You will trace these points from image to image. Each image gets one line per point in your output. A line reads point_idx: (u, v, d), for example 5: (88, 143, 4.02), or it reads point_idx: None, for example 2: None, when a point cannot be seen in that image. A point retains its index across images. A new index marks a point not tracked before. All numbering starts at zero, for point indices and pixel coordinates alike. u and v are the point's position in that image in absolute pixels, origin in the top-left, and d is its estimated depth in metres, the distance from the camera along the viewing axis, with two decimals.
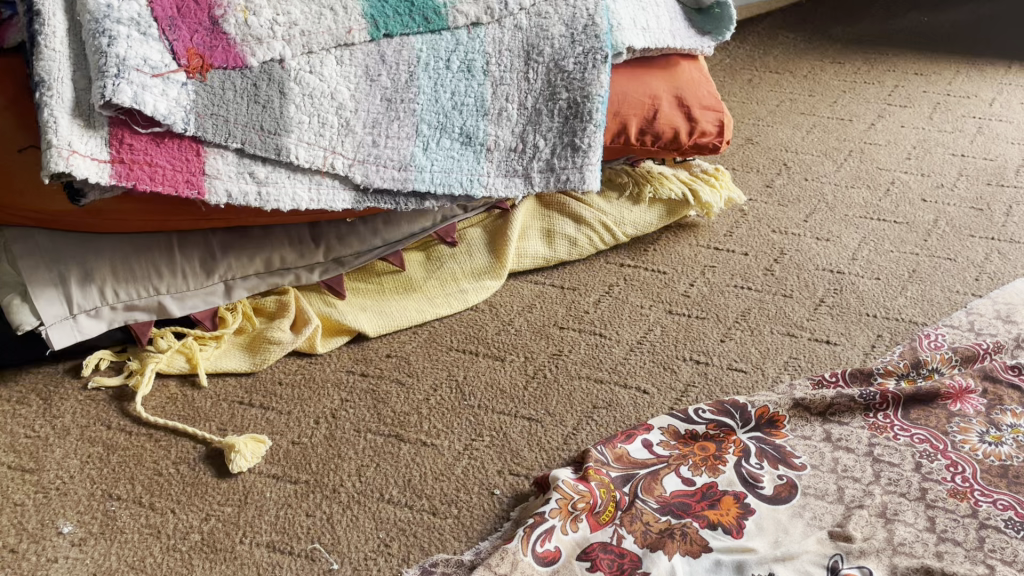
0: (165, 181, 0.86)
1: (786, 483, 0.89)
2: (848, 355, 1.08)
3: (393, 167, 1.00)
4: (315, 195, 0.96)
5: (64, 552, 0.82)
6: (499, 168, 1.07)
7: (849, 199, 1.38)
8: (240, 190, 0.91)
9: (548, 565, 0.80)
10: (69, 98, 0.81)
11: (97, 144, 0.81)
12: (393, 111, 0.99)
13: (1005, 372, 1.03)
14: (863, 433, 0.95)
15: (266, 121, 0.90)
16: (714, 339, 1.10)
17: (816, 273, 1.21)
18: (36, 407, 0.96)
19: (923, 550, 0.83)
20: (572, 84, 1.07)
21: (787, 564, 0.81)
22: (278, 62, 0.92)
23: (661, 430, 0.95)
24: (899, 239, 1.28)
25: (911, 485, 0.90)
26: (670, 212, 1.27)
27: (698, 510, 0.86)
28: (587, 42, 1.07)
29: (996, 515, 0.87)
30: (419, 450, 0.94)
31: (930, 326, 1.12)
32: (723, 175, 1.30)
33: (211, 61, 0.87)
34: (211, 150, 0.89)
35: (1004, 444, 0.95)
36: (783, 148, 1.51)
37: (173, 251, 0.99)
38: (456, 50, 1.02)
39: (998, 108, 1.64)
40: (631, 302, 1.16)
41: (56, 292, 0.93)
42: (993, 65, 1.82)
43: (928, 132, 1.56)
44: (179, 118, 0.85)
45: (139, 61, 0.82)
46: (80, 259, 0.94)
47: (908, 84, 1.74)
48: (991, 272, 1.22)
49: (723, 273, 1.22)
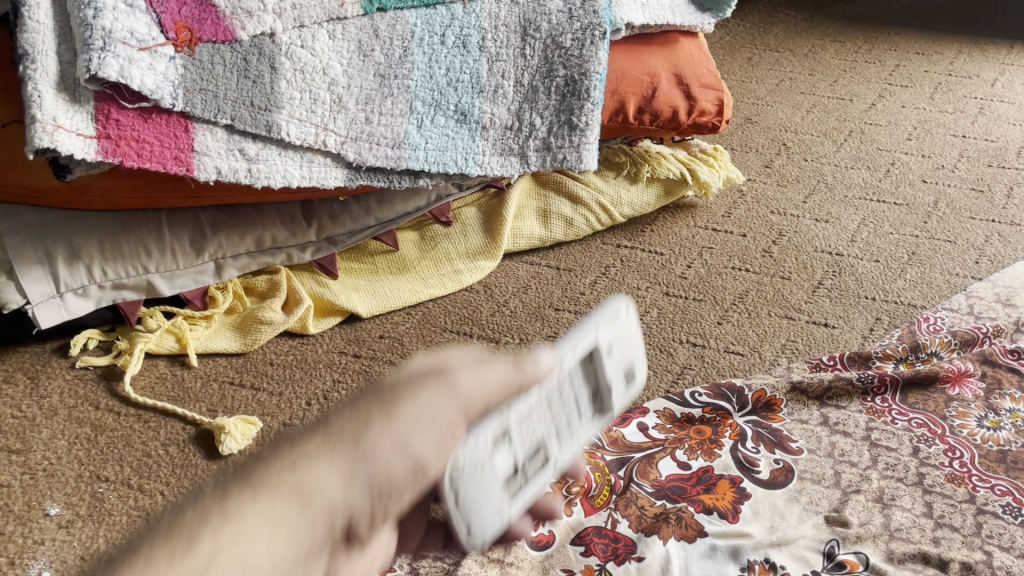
0: (153, 158, 0.84)
1: (782, 467, 0.89)
2: (847, 338, 1.06)
3: (386, 144, 0.97)
4: (307, 173, 0.94)
5: (52, 534, 0.80)
6: (494, 147, 1.05)
7: (848, 179, 1.36)
8: (229, 167, 0.89)
9: (541, 549, 0.79)
10: (54, 72, 0.78)
11: (82, 119, 0.79)
12: (386, 88, 0.97)
13: (1005, 356, 1.02)
14: (860, 418, 0.94)
15: (256, 96, 0.88)
16: (711, 321, 1.09)
17: (814, 254, 1.20)
18: (23, 386, 0.95)
19: (920, 535, 0.82)
20: (570, 60, 1.05)
21: (782, 549, 0.80)
22: (269, 35, 0.89)
23: (657, 413, 0.94)
24: (899, 221, 1.27)
25: (908, 470, 0.89)
26: (668, 192, 1.26)
27: (694, 495, 0.85)
28: (586, 17, 1.05)
29: (994, 501, 0.86)
30: None
31: (930, 309, 1.10)
32: (722, 155, 1.28)
33: (200, 35, 0.85)
34: (200, 126, 0.86)
35: (1003, 429, 0.94)
36: (783, 128, 1.49)
37: (162, 229, 0.97)
38: (451, 25, 1.00)
39: (1000, 88, 1.62)
40: (628, 283, 1.14)
41: (42, 270, 0.91)
42: (995, 44, 1.79)
43: (929, 112, 1.54)
44: (168, 92, 0.82)
45: (125, 34, 0.79)
46: (67, 237, 0.92)
47: (910, 64, 1.71)
48: (991, 254, 1.20)
49: (720, 255, 1.20)
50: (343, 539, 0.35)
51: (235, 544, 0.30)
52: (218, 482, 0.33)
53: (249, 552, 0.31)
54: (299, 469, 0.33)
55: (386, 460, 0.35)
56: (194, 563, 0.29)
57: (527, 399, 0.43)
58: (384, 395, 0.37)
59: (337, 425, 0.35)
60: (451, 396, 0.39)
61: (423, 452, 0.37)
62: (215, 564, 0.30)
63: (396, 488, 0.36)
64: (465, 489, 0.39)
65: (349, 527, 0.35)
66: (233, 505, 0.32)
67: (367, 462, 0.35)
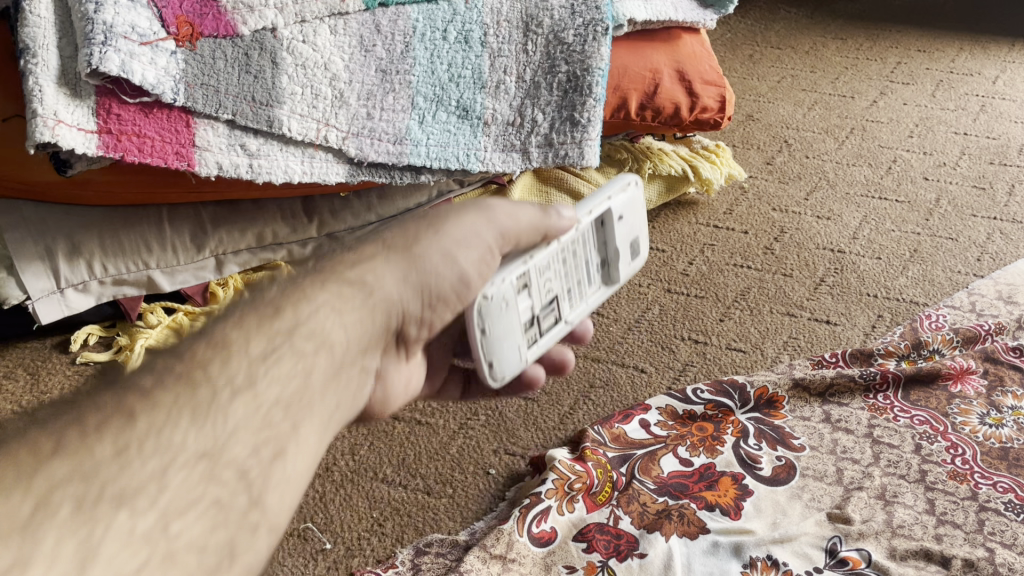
0: (154, 153, 0.84)
1: (784, 463, 0.89)
2: (848, 335, 1.06)
3: (388, 140, 0.97)
4: (308, 169, 0.94)
5: None
6: (496, 143, 1.04)
7: (850, 177, 1.36)
8: (231, 162, 0.88)
9: (543, 546, 0.79)
10: (55, 66, 0.78)
11: (83, 114, 0.79)
12: (388, 83, 0.97)
13: (1006, 353, 1.02)
14: (863, 415, 0.94)
15: (257, 92, 0.88)
16: (712, 318, 1.08)
17: (816, 251, 1.20)
18: (24, 382, 0.94)
19: (923, 532, 0.82)
20: (572, 56, 1.05)
21: (784, 545, 0.80)
22: (270, 31, 0.89)
23: (659, 410, 0.94)
24: (901, 218, 1.27)
25: (910, 467, 0.89)
26: (669, 189, 1.26)
27: (696, 491, 0.85)
28: (587, 13, 1.05)
29: (996, 498, 0.85)
30: (414, 429, 0.92)
31: (931, 306, 1.10)
32: (724, 151, 1.28)
33: (201, 30, 0.85)
34: (201, 121, 0.86)
35: (1005, 426, 0.94)
36: (784, 125, 1.49)
37: (163, 225, 0.97)
38: (453, 20, 1.00)
39: (1001, 86, 1.62)
40: (629, 280, 1.14)
41: (42, 266, 0.92)
42: (996, 42, 1.79)
43: (930, 110, 1.54)
44: (169, 87, 0.82)
45: (126, 28, 0.79)
46: (68, 232, 0.92)
47: (911, 61, 1.71)
48: (993, 252, 1.20)
49: (722, 252, 1.20)
50: (396, 325, 0.46)
51: (318, 319, 0.38)
52: (307, 264, 0.41)
53: (329, 321, 0.39)
54: (373, 265, 0.43)
55: (436, 269, 0.46)
56: (287, 324, 0.36)
57: (545, 248, 0.54)
58: (434, 217, 0.48)
59: (398, 236, 0.46)
60: (488, 227, 0.50)
61: (465, 267, 0.48)
62: (304, 325, 0.37)
63: (438, 287, 0.47)
64: (489, 323, 0.51)
65: (403, 321, 0.46)
66: (313, 290, 0.39)
67: (421, 267, 0.46)
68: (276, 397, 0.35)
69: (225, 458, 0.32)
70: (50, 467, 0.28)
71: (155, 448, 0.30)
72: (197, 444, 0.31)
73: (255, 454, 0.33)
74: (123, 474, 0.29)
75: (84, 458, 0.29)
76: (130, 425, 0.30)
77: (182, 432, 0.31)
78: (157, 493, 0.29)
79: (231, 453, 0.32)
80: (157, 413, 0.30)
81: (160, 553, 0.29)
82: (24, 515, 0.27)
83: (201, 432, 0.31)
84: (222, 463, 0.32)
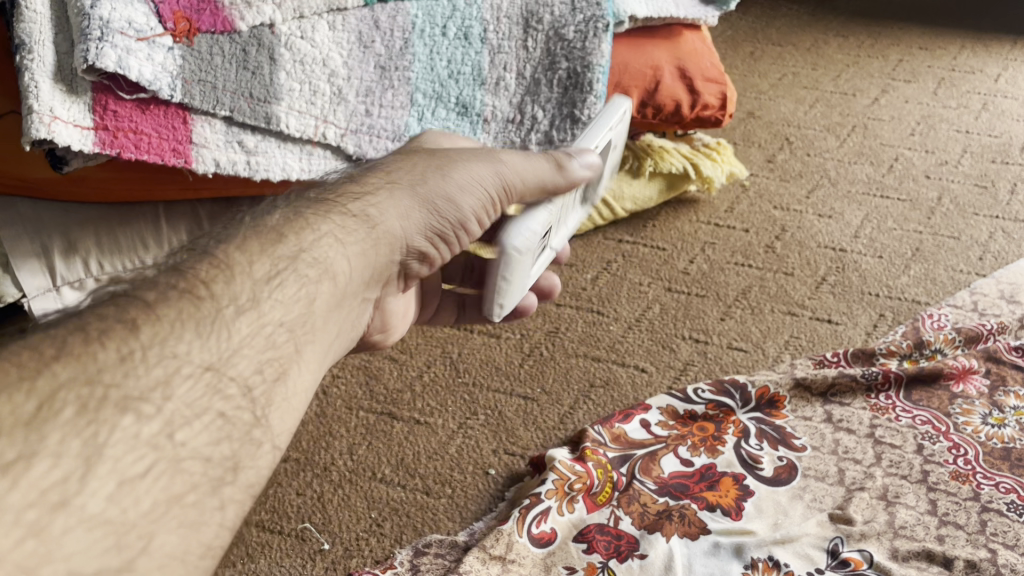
0: (151, 149, 0.83)
1: (786, 464, 0.88)
2: (850, 335, 1.06)
3: (386, 137, 0.96)
4: (306, 166, 0.93)
5: None
6: (496, 140, 1.03)
7: (852, 175, 1.35)
8: (228, 159, 0.87)
9: (543, 546, 0.79)
10: (50, 62, 0.77)
11: (80, 110, 0.78)
12: (387, 79, 0.96)
13: (1009, 353, 1.01)
14: (864, 415, 0.94)
15: (255, 88, 0.87)
16: (713, 317, 1.08)
17: (818, 250, 1.19)
18: None
19: (924, 533, 0.81)
20: (572, 53, 1.03)
21: (785, 546, 0.79)
22: (268, 26, 0.88)
23: (659, 410, 0.93)
24: (902, 216, 1.26)
25: (912, 467, 0.88)
26: (670, 187, 1.25)
27: (696, 492, 0.84)
28: (587, 9, 1.04)
29: (999, 499, 0.85)
30: (413, 428, 0.92)
31: (933, 305, 1.09)
32: (724, 150, 1.27)
33: (199, 25, 0.84)
34: (198, 118, 0.85)
35: (1007, 427, 0.93)
36: (786, 122, 1.48)
37: (160, 222, 0.96)
38: (453, 17, 0.99)
39: (1004, 84, 1.61)
40: (630, 279, 1.14)
41: (38, 263, 0.90)
42: (998, 40, 1.78)
43: (932, 108, 1.53)
44: (166, 83, 0.81)
45: (123, 23, 0.78)
46: (64, 230, 0.91)
47: (912, 58, 1.70)
48: (995, 251, 1.19)
49: (723, 250, 1.19)
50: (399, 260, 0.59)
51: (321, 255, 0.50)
52: (312, 199, 0.54)
53: (329, 252, 0.50)
54: (377, 201, 0.57)
55: (443, 200, 0.60)
56: (292, 252, 0.48)
57: (559, 206, 0.67)
58: (443, 163, 0.62)
59: (406, 176, 0.60)
60: (493, 171, 0.63)
61: (466, 212, 0.62)
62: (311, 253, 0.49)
63: (437, 226, 0.60)
64: (517, 274, 0.62)
65: (409, 259, 0.60)
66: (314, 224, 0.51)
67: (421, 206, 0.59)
68: (277, 321, 0.45)
69: (230, 372, 0.41)
70: (61, 377, 0.36)
71: (158, 359, 0.39)
72: (201, 358, 0.40)
73: (257, 371, 0.43)
74: (127, 382, 0.37)
75: (88, 363, 0.37)
76: (135, 336, 0.39)
77: (185, 344, 0.40)
78: (160, 402, 0.38)
79: (233, 370, 0.42)
80: (161, 328, 0.40)
81: (164, 455, 0.37)
82: (30, 414, 0.35)
83: (204, 347, 0.41)
84: (221, 377, 0.41)
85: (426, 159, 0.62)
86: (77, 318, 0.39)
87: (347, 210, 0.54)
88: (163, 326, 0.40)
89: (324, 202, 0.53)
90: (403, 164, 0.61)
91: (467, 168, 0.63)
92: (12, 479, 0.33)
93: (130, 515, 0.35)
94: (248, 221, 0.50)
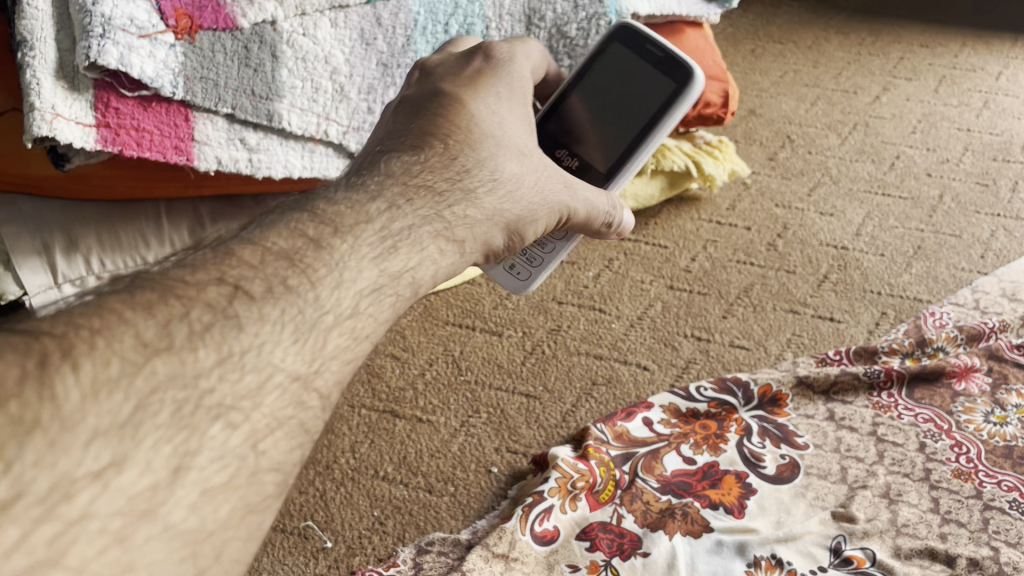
0: (153, 147, 0.83)
1: (788, 462, 0.88)
2: (852, 333, 1.06)
3: None
4: (308, 163, 0.93)
5: None
6: None
7: (853, 173, 1.35)
8: (230, 157, 0.87)
9: (547, 544, 0.79)
10: (52, 59, 0.77)
11: (81, 108, 0.78)
12: (388, 77, 0.95)
13: (1011, 351, 1.00)
14: (866, 413, 0.94)
15: (257, 85, 0.87)
16: (715, 315, 1.08)
17: (820, 248, 1.19)
18: None
19: (927, 531, 0.81)
20: (574, 50, 1.05)
21: (789, 544, 0.79)
22: (270, 23, 0.88)
23: (662, 408, 0.93)
24: (903, 214, 1.26)
25: (914, 465, 0.88)
26: (671, 185, 1.24)
27: (699, 490, 0.84)
28: (590, 7, 1.04)
29: (1001, 497, 0.85)
30: (415, 426, 0.92)
31: (935, 304, 1.09)
32: (726, 148, 1.27)
33: (200, 22, 0.84)
34: (200, 115, 0.85)
35: (1009, 425, 0.93)
36: (787, 120, 1.48)
37: (161, 219, 0.95)
38: (455, 14, 0.98)
39: (1005, 82, 1.61)
40: (632, 276, 1.13)
41: (39, 261, 0.89)
42: (1000, 38, 1.78)
43: (933, 106, 1.53)
44: (168, 80, 0.81)
45: (125, 21, 0.78)
46: (65, 227, 0.90)
47: (914, 56, 1.70)
48: (997, 249, 1.19)
49: (725, 248, 1.19)
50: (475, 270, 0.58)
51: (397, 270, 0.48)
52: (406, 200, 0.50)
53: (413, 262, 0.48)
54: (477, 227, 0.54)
55: (531, 225, 0.60)
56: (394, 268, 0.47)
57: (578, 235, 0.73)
58: (536, 188, 0.61)
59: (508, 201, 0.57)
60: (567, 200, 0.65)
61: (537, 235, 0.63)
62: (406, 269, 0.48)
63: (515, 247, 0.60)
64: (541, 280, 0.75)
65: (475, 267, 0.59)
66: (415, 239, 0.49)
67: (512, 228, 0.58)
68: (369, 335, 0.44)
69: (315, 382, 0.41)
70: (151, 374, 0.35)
71: (253, 365, 0.38)
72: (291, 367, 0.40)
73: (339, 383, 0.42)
74: (222, 387, 0.37)
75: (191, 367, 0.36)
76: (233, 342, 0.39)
77: (281, 352, 0.40)
78: (249, 410, 0.38)
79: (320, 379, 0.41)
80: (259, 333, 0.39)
81: (247, 466, 0.37)
82: (127, 415, 0.34)
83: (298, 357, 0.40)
84: (307, 389, 0.40)
85: (533, 183, 0.61)
86: (165, 305, 0.38)
87: (452, 232, 0.51)
88: (263, 328, 0.39)
89: (436, 212, 0.51)
90: (517, 181, 0.59)
91: (554, 207, 0.63)
92: (104, 483, 0.32)
93: (208, 524, 0.35)
94: (302, 201, 0.49)
